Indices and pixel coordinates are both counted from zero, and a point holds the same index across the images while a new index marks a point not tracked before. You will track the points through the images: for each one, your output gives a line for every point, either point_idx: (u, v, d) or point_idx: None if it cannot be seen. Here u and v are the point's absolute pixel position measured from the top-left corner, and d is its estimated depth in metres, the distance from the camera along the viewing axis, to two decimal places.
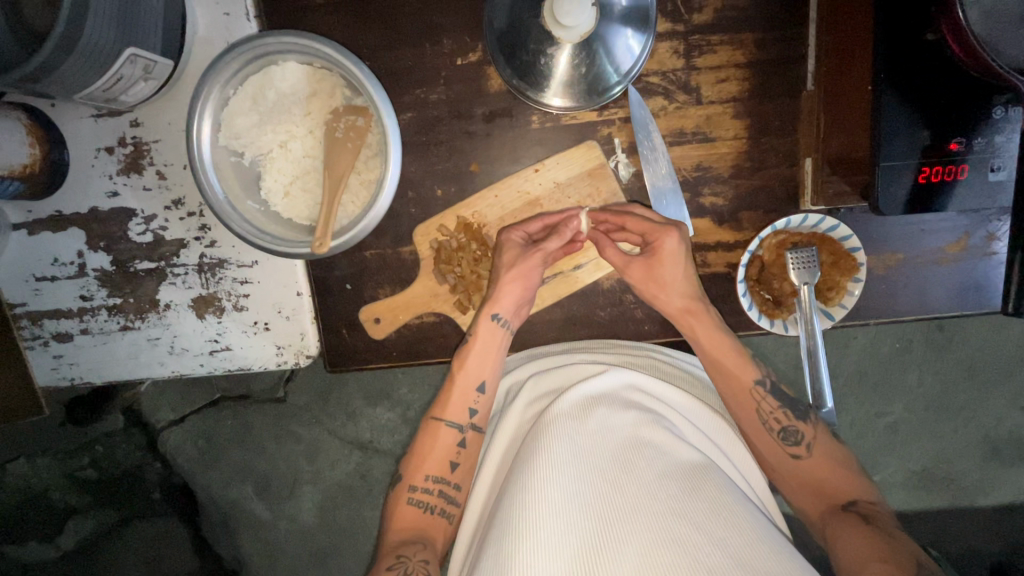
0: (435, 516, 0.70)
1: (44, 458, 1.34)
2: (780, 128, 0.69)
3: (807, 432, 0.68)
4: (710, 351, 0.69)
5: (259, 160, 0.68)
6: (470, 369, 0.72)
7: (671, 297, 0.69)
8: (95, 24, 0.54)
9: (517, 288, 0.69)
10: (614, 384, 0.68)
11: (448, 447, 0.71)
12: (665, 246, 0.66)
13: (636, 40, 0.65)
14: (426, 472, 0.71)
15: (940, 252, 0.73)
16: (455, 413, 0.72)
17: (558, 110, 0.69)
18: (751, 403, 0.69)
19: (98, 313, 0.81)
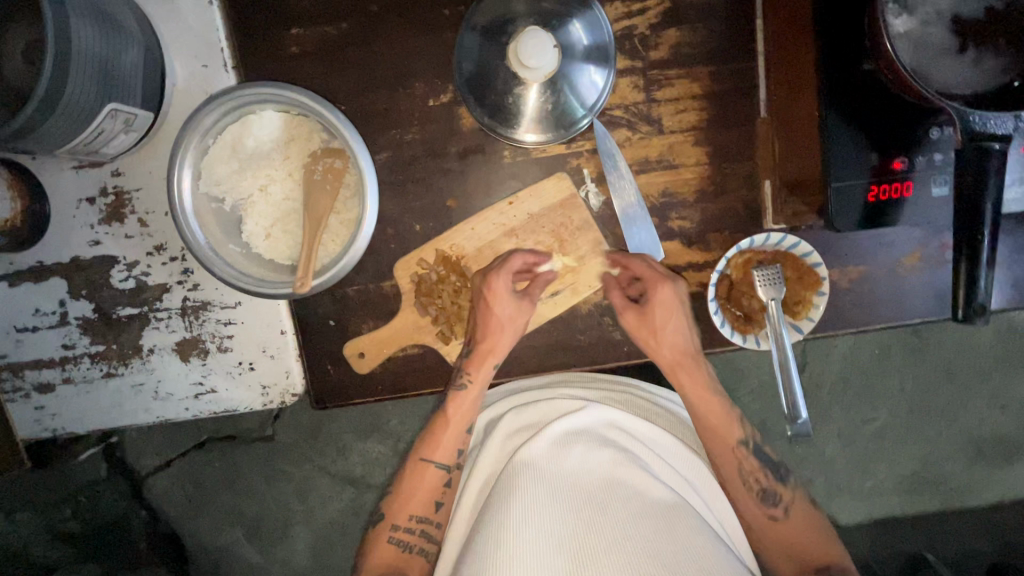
0: (414, 555, 0.74)
1: (23, 513, 1.29)
2: (739, 152, 0.72)
3: (785, 494, 0.75)
4: (693, 401, 0.76)
5: (240, 205, 0.70)
6: (463, 410, 0.76)
7: (668, 348, 0.75)
8: (76, 85, 0.57)
9: (506, 330, 0.73)
10: (592, 420, 0.75)
11: (434, 485, 0.76)
12: (664, 294, 0.72)
13: (599, 74, 0.69)
14: (410, 512, 0.75)
15: (898, 263, 0.76)
16: (444, 454, 0.77)
17: (530, 145, 0.72)
18: (733, 460, 0.75)
19: (81, 362, 0.81)
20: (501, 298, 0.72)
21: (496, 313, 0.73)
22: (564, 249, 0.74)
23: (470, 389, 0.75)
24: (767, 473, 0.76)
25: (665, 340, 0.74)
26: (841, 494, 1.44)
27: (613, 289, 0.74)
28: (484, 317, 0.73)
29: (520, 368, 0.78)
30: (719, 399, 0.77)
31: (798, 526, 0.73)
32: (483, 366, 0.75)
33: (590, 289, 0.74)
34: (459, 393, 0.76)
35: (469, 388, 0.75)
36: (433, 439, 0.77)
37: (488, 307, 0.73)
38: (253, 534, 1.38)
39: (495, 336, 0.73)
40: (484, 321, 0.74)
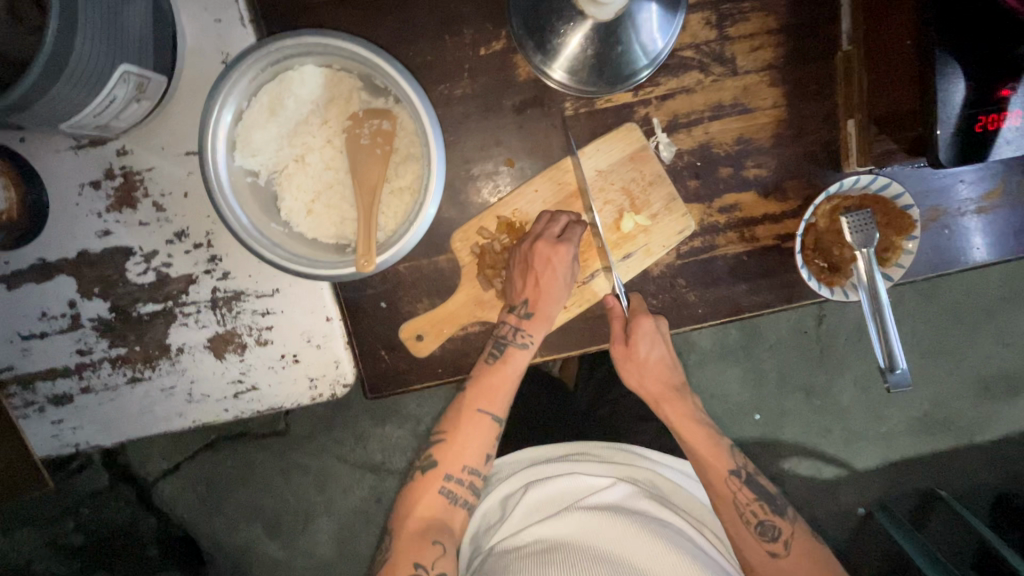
0: (458, 508, 0.71)
1: (28, 528, 1.25)
2: (818, 92, 0.68)
3: (784, 527, 0.73)
4: (680, 432, 0.76)
5: (277, 179, 0.62)
6: (519, 369, 0.70)
7: (649, 384, 0.75)
8: (86, 40, 0.48)
9: (563, 282, 0.67)
10: (619, 497, 0.74)
11: (487, 438, 0.71)
12: (641, 327, 0.67)
13: (660, 34, 0.62)
14: (464, 464, 0.70)
15: (978, 202, 0.74)
16: (501, 406, 0.71)
17: (556, 84, 0.65)
18: (727, 494, 0.74)
19: (101, 368, 0.72)
20: (566, 252, 0.65)
21: (559, 267, 0.66)
22: (635, 206, 0.68)
23: (531, 347, 0.69)
24: (762, 505, 0.74)
25: (650, 375, 0.74)
26: (861, 439, 1.44)
27: (616, 318, 0.69)
28: (548, 273, 0.66)
29: (592, 339, 0.72)
30: (711, 437, 0.76)
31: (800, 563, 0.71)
32: (543, 325, 0.68)
33: (664, 248, 0.69)
34: (517, 350, 0.69)
35: (530, 347, 0.69)
36: (484, 394, 0.69)
37: (551, 262, 0.65)
38: (275, 530, 1.31)
39: (551, 296, 0.67)
40: (547, 278, 0.66)
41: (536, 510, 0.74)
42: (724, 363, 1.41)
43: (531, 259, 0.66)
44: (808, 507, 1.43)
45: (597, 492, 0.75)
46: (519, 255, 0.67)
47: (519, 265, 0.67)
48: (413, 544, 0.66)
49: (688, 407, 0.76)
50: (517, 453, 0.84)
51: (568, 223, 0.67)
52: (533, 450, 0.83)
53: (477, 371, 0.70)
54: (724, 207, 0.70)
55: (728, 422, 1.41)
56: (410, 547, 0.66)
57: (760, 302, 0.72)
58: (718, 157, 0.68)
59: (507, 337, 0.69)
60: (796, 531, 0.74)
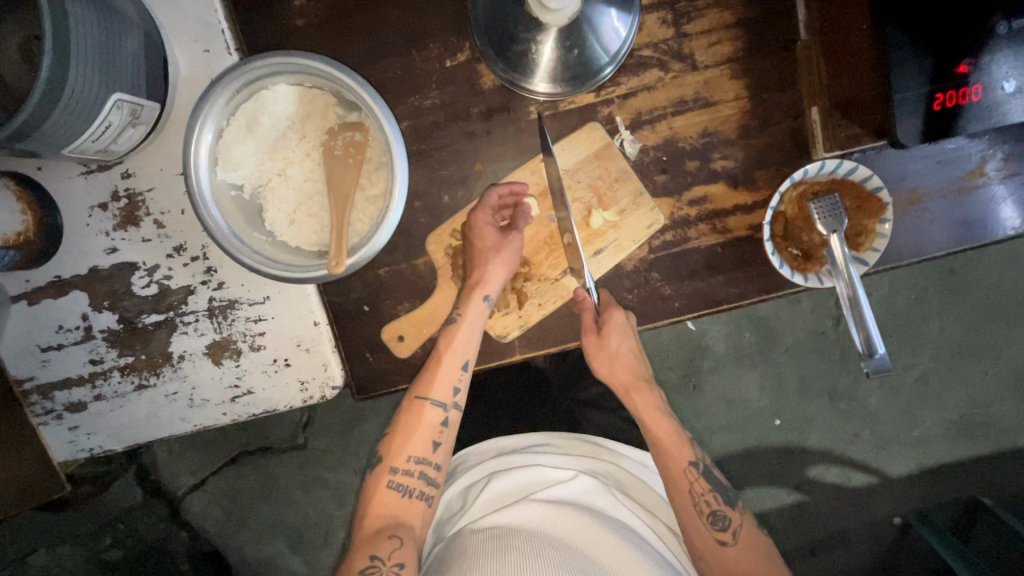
0: (416, 500, 0.71)
1: (65, 546, 1.27)
2: (781, 82, 0.68)
3: (733, 518, 0.74)
4: (648, 423, 0.78)
5: (260, 192, 0.66)
6: (459, 353, 0.71)
7: (620, 372, 0.77)
8: (78, 72, 0.53)
9: (492, 253, 0.70)
10: (582, 486, 0.75)
11: (432, 421, 0.72)
12: (613, 318, 0.69)
13: (621, 23, 0.64)
14: (410, 453, 0.72)
15: (958, 183, 0.72)
16: (441, 392, 0.72)
17: (544, 97, 0.68)
18: (684, 483, 0.74)
19: (111, 376, 0.77)
20: (485, 218, 0.69)
21: (484, 234, 0.69)
22: (603, 202, 0.70)
23: (460, 321, 0.71)
24: (717, 495, 0.75)
25: (618, 365, 0.76)
26: (891, 445, 1.37)
27: (587, 311, 0.70)
28: (475, 244, 0.69)
29: (569, 336, 0.74)
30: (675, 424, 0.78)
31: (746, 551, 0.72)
32: (476, 296, 0.70)
33: (634, 243, 0.70)
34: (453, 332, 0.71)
35: (460, 322, 0.71)
36: (426, 373, 0.72)
37: (473, 229, 0.69)
38: (295, 544, 1.35)
39: (480, 265, 0.69)
40: (485, 257, 0.69)
41: (498, 498, 0.74)
42: (740, 367, 1.36)
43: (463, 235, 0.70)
44: (835, 517, 1.37)
45: (559, 483, 0.75)
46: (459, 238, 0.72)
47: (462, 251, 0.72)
48: (368, 540, 0.67)
49: (655, 398, 0.79)
50: (484, 446, 0.86)
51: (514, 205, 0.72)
52: (500, 441, 0.86)
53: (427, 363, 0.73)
54: (694, 200, 0.70)
55: (747, 429, 1.37)
56: (368, 541, 0.66)
57: (738, 294, 0.71)
58: (685, 151, 0.69)
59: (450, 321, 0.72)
60: (743, 522, 0.75)
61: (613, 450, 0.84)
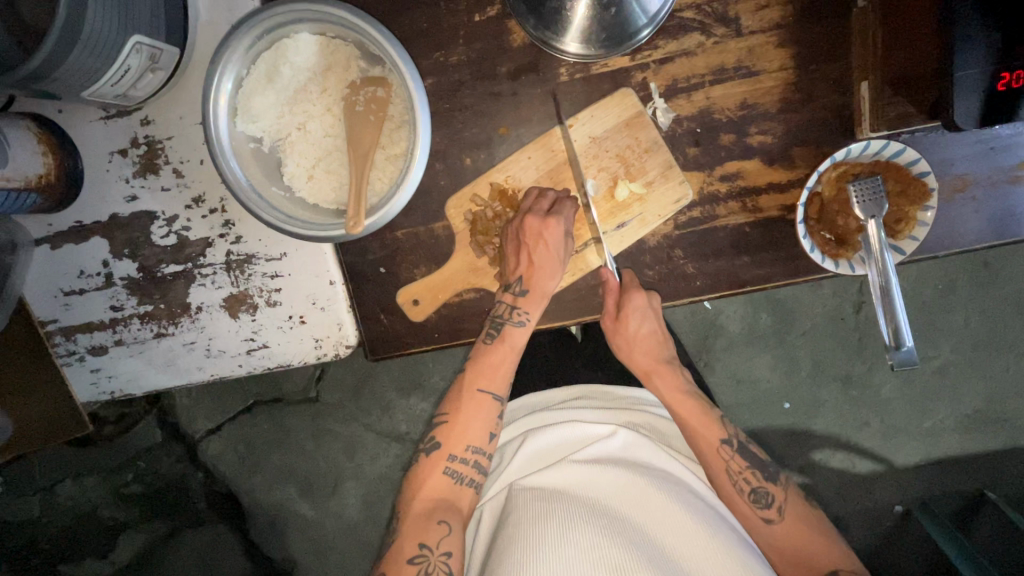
0: (466, 487, 0.71)
1: (90, 477, 1.34)
2: (830, 52, 0.64)
3: (778, 493, 0.71)
4: (675, 407, 0.75)
5: (279, 145, 0.65)
6: (517, 347, 0.71)
7: (638, 356, 0.76)
8: (98, 10, 0.51)
9: (556, 263, 0.67)
10: (623, 443, 0.74)
11: (491, 418, 0.72)
12: (632, 302, 0.67)
13: None
14: (467, 443, 0.70)
15: (1014, 171, 0.68)
16: (501, 385, 0.72)
17: (574, 57, 0.64)
18: (720, 464, 0.72)
19: (131, 323, 0.78)
20: (558, 227, 0.66)
21: (552, 242, 0.66)
22: (630, 173, 0.67)
23: (526, 326, 0.70)
24: (755, 472, 0.72)
25: (643, 349, 0.75)
26: (901, 435, 1.36)
27: (609, 295, 0.68)
28: (540, 249, 0.67)
29: (587, 309, 0.72)
30: (702, 405, 0.75)
31: (794, 526, 0.70)
32: (539, 302, 0.69)
33: (660, 218, 0.68)
34: (514, 327, 0.70)
35: (526, 326, 0.70)
36: (486, 373, 0.71)
37: (541, 238, 0.66)
38: (306, 492, 1.39)
39: (545, 274, 0.68)
40: (539, 253, 0.67)
41: (537, 458, 0.75)
42: (754, 349, 1.34)
43: (524, 235, 0.67)
44: (840, 502, 1.37)
45: (599, 440, 0.75)
46: (513, 233, 0.69)
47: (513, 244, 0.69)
48: (419, 526, 0.66)
49: (679, 379, 0.77)
50: (521, 401, 0.86)
51: (557, 199, 0.68)
52: (533, 400, 0.85)
53: (477, 352, 0.72)
54: (726, 175, 0.67)
55: (757, 411, 1.35)
56: (418, 526, 0.66)
57: (763, 276, 0.69)
58: (720, 123, 0.66)
59: (503, 317, 0.70)
60: (789, 496, 0.72)
61: (650, 405, 0.83)
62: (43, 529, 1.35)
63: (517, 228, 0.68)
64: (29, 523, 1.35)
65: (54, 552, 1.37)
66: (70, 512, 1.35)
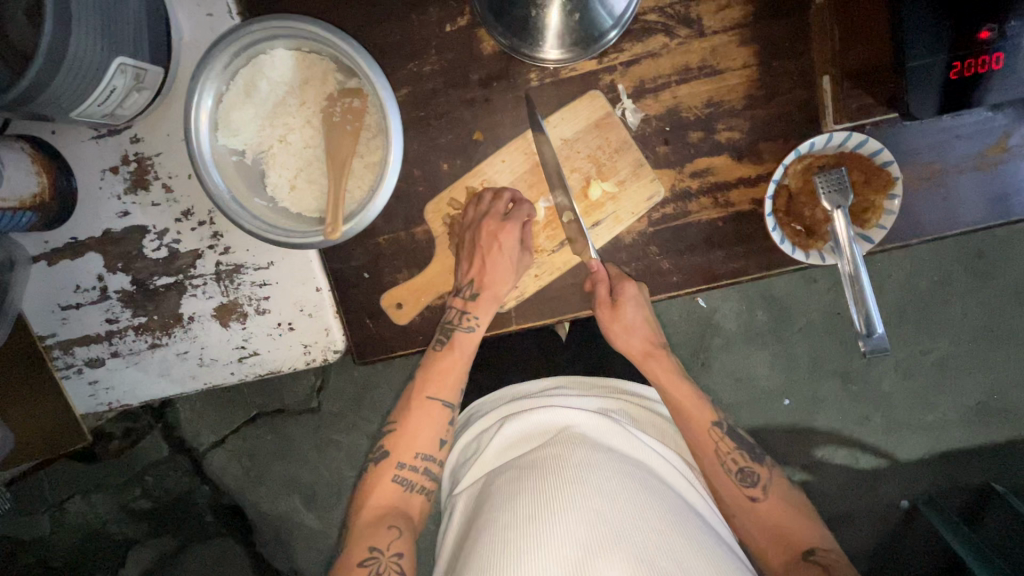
0: (415, 494, 0.72)
1: (99, 494, 1.36)
2: (791, 49, 0.65)
3: (762, 474, 0.76)
4: (669, 389, 0.78)
5: (261, 157, 0.67)
6: (467, 352, 0.73)
7: (633, 340, 0.78)
8: (81, 34, 0.54)
9: (509, 265, 0.70)
10: (595, 426, 0.74)
11: (440, 426, 0.74)
12: (627, 291, 0.69)
13: None
14: (416, 450, 0.72)
15: (980, 157, 0.69)
16: (449, 391, 0.74)
17: (554, 64, 0.66)
18: (710, 444, 0.75)
19: (126, 335, 0.81)
20: (513, 231, 0.69)
21: (507, 246, 0.69)
22: (602, 173, 0.69)
23: (477, 331, 0.72)
24: (742, 453, 0.76)
25: (634, 335, 0.78)
26: (903, 429, 1.35)
27: (600, 283, 0.69)
28: (495, 253, 0.69)
29: (567, 308, 0.74)
30: (693, 389, 0.78)
31: (777, 505, 0.74)
32: (490, 305, 0.71)
33: (634, 216, 0.69)
34: (462, 334, 0.72)
35: (476, 331, 0.72)
36: (434, 379, 0.73)
37: (497, 239, 0.69)
38: (309, 502, 1.40)
39: (499, 278, 0.70)
40: (493, 256, 0.69)
41: (510, 443, 0.75)
42: (750, 346, 1.34)
43: (479, 238, 0.69)
44: (844, 499, 1.36)
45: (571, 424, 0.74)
46: (467, 241, 0.71)
47: (466, 250, 0.72)
48: (370, 530, 0.67)
49: (673, 363, 0.80)
50: (498, 392, 0.86)
51: (512, 199, 0.71)
52: (510, 389, 0.85)
53: (427, 358, 0.74)
54: (697, 172, 0.69)
55: (755, 409, 1.35)
56: (368, 532, 0.67)
57: (739, 270, 0.70)
58: (688, 121, 0.68)
59: (454, 323, 0.72)
60: (773, 477, 0.76)
61: (629, 394, 0.84)
62: (50, 548, 1.36)
63: (473, 235, 0.70)
64: (39, 542, 1.35)
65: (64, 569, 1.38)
66: (81, 530, 1.37)
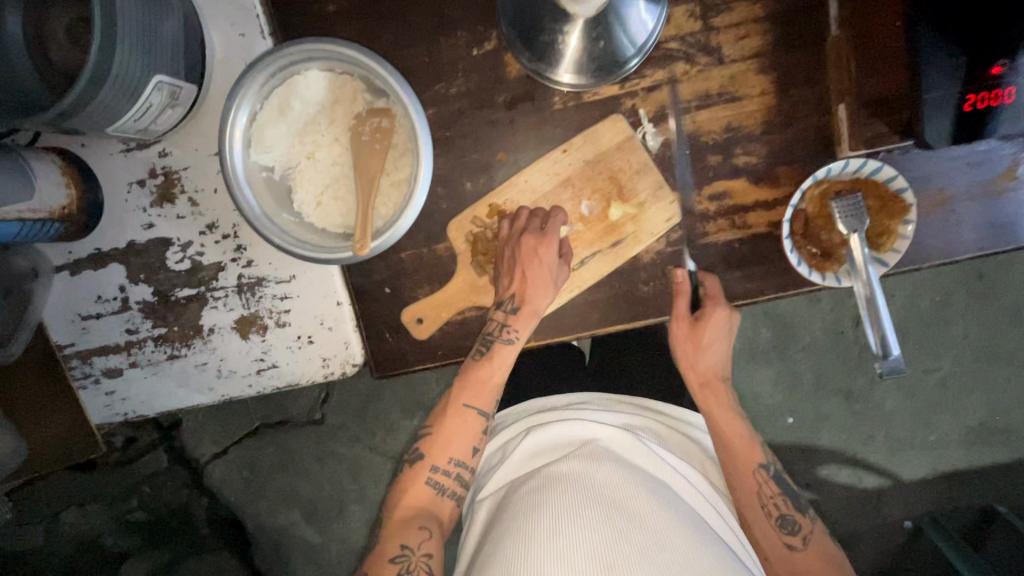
0: (446, 499, 0.74)
1: (94, 504, 1.35)
2: (807, 78, 0.68)
3: (804, 524, 0.75)
4: (722, 427, 0.78)
5: (290, 174, 0.68)
6: (506, 364, 0.74)
7: (702, 364, 0.79)
8: (124, 53, 0.56)
9: (548, 279, 0.70)
10: (620, 442, 0.76)
11: (474, 433, 0.75)
12: (712, 313, 0.70)
13: (649, 15, 0.65)
14: (449, 455, 0.74)
15: (989, 185, 0.71)
16: (486, 403, 0.75)
17: (568, 88, 0.68)
18: (752, 483, 0.75)
19: (145, 345, 0.81)
20: (551, 246, 0.69)
21: (546, 260, 0.69)
22: (623, 195, 0.70)
23: (515, 343, 0.73)
24: (786, 500, 0.76)
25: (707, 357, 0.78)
26: (906, 448, 1.36)
27: (681, 296, 0.71)
28: (534, 267, 0.69)
29: (586, 325, 0.75)
30: (746, 427, 0.79)
31: (816, 557, 0.72)
32: (530, 319, 0.72)
33: (653, 236, 0.71)
34: (502, 346, 0.73)
35: (514, 344, 0.73)
36: (472, 389, 0.74)
37: (536, 254, 0.69)
38: (311, 515, 1.39)
39: (538, 292, 0.70)
40: (533, 269, 0.70)
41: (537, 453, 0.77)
42: (754, 363, 1.35)
43: (519, 253, 0.70)
44: (846, 518, 1.37)
45: (597, 438, 0.76)
46: (506, 255, 0.72)
47: (506, 265, 0.72)
48: (400, 529, 0.70)
49: (730, 400, 0.80)
50: (528, 403, 0.87)
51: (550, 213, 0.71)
52: (539, 401, 0.87)
53: (466, 366, 0.75)
54: (714, 194, 0.70)
55: (759, 426, 1.36)
56: (397, 532, 0.69)
57: (754, 290, 0.72)
58: (706, 145, 0.70)
59: (493, 335, 0.73)
60: (815, 530, 0.75)
61: (674, 418, 0.84)
62: (46, 557, 1.35)
63: (511, 250, 0.71)
64: (34, 550, 1.35)
65: None
66: (76, 540, 1.35)
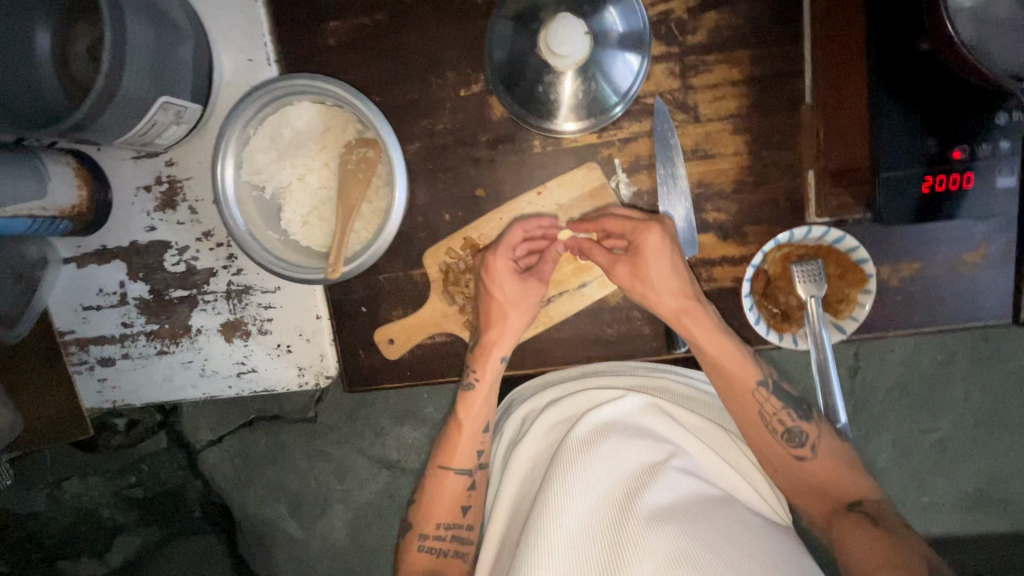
0: (453, 559, 0.75)
1: (95, 477, 1.40)
2: (781, 142, 0.69)
3: (811, 432, 0.71)
4: (716, 363, 0.70)
5: (280, 193, 0.72)
6: (482, 407, 0.76)
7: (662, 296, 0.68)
8: (132, 76, 0.60)
9: (515, 313, 0.72)
10: (635, 412, 0.72)
11: (459, 490, 0.76)
12: (648, 242, 0.67)
13: (631, 62, 0.67)
14: (438, 520, 0.75)
15: (957, 261, 0.71)
16: (462, 459, 0.76)
17: (571, 135, 0.71)
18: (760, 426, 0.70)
19: (138, 339, 0.86)
20: (506, 280, 0.71)
21: (506, 295, 0.71)
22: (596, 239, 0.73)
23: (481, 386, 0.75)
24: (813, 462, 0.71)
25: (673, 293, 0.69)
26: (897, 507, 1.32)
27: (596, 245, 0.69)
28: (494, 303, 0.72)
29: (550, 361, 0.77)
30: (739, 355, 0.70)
31: (828, 466, 0.70)
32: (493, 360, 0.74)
33: None
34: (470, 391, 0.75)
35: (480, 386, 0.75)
36: (448, 448, 0.76)
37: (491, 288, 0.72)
38: (295, 510, 1.42)
39: (504, 327, 0.72)
40: (495, 309, 0.72)
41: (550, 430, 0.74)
42: None
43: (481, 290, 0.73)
44: None
45: (610, 405, 0.72)
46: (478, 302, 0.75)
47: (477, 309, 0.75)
48: None
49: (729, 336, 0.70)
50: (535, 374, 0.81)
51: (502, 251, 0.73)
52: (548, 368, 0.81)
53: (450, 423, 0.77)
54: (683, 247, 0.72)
55: None
56: None
57: None
58: None
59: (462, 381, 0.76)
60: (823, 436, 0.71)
61: (681, 372, 0.77)
62: (45, 523, 1.41)
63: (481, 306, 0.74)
64: (33, 516, 1.41)
65: (54, 544, 1.43)
66: (74, 510, 1.41)
